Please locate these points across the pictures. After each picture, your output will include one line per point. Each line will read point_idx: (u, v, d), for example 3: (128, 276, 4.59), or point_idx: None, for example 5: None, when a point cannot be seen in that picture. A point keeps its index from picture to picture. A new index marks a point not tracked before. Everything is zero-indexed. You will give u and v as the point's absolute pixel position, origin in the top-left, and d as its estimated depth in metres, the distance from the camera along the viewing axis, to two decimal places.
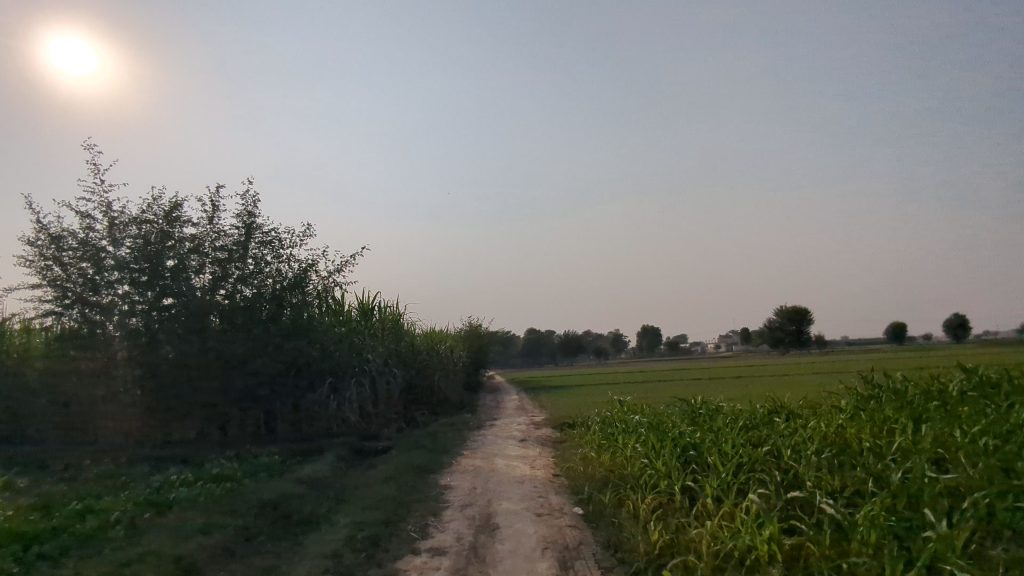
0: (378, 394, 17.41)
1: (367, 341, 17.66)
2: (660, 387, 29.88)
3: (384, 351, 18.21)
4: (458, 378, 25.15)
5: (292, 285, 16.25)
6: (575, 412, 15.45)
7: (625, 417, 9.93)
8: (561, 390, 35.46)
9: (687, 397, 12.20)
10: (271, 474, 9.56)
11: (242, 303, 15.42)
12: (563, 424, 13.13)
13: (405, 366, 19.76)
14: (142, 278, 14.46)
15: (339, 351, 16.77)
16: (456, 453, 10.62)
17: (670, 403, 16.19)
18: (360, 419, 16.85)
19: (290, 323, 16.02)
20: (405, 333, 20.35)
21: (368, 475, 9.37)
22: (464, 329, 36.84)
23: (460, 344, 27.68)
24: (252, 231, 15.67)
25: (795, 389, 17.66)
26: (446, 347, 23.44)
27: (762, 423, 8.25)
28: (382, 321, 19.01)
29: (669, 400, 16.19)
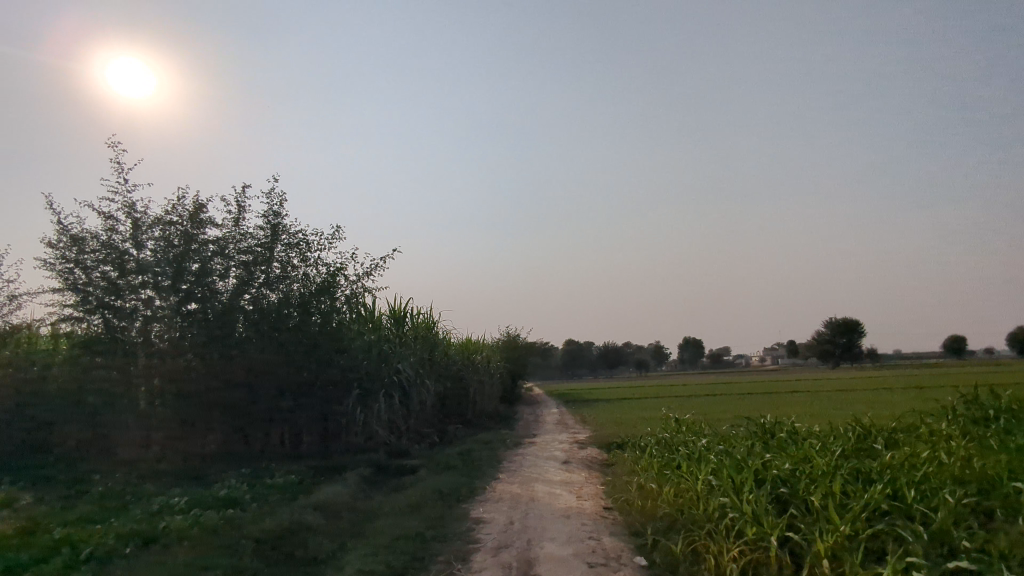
0: (410, 407, 16.35)
1: (399, 350, 16.65)
2: (709, 403, 28.24)
3: (417, 361, 17.19)
4: (495, 389, 24.01)
5: (320, 290, 15.39)
6: (622, 430, 14.10)
7: (686, 440, 8.58)
8: (603, 403, 34.06)
9: (754, 417, 10.73)
10: (283, 499, 8.53)
11: (268, 309, 14.62)
12: (611, 445, 11.80)
13: (439, 378, 18.67)
14: (165, 283, 13.73)
15: (369, 361, 15.80)
16: (490, 476, 9.43)
17: (727, 419, 14.70)
18: (391, 434, 15.83)
19: (317, 331, 15.13)
20: (439, 342, 19.31)
21: (390, 503, 8.24)
22: (501, 339, 35.81)
23: (497, 354, 26.57)
24: (278, 233, 14.86)
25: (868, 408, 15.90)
26: (482, 357, 22.33)
27: (859, 450, 6.85)
28: (415, 329, 18.01)
29: (727, 418, 14.69)
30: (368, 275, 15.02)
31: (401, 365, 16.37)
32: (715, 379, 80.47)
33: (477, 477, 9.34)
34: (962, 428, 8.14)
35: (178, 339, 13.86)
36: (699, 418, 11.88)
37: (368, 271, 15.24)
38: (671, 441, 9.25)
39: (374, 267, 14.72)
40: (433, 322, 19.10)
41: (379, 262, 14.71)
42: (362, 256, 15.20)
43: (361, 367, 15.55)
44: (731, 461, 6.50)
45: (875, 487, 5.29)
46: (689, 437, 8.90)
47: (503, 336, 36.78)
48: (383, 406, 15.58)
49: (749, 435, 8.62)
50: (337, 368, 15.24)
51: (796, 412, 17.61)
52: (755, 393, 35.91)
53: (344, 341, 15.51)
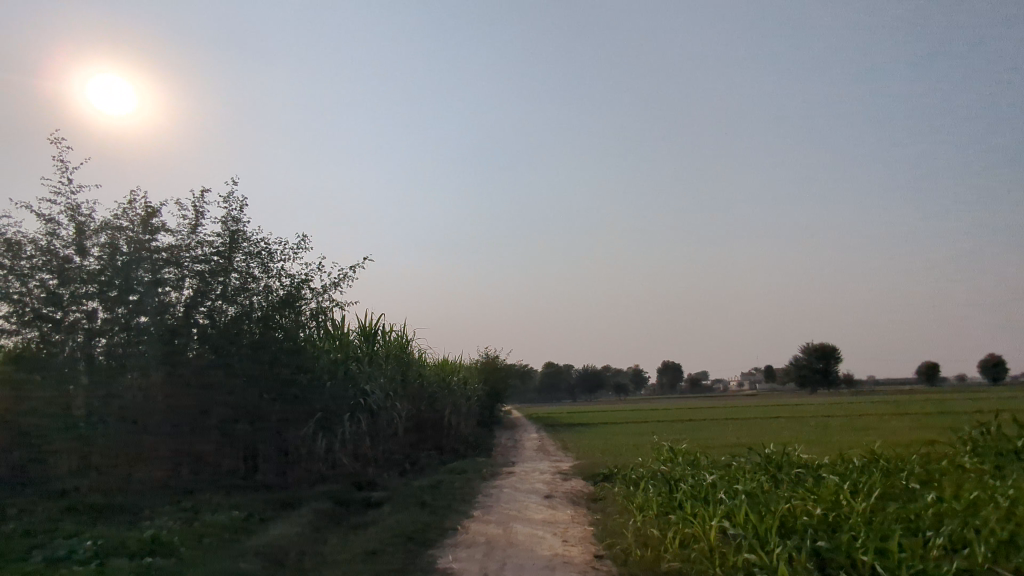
0: (379, 432, 15.15)
1: (368, 370, 15.51)
2: (693, 430, 27.31)
3: (388, 382, 16.04)
4: (471, 413, 22.86)
5: (284, 303, 14.24)
6: (607, 459, 13.10)
7: (685, 475, 7.61)
8: (583, 428, 33.03)
9: (755, 447, 9.83)
10: (219, 542, 7.32)
11: (226, 324, 13.41)
12: (596, 476, 10.77)
13: (411, 400, 17.52)
14: (111, 294, 12.46)
15: (335, 380, 14.61)
16: (462, 514, 8.33)
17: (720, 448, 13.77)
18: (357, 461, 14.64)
19: (279, 348, 13.95)
20: (413, 362, 18.18)
21: (344, 548, 7.08)
22: (480, 362, 34.70)
23: (475, 376, 25.44)
24: (238, 241, 13.71)
25: (866, 439, 15.09)
26: (458, 379, 21.21)
27: (890, 489, 6.02)
28: (386, 348, 16.88)
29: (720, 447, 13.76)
30: (334, 283, 14.03)
31: (371, 385, 15.20)
32: (695, 403, 79.74)
33: (447, 515, 8.21)
34: (990, 465, 7.36)
35: (124, 355, 12.60)
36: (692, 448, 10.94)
37: (332, 278, 14.28)
38: (669, 475, 8.31)
39: (339, 272, 13.71)
40: (406, 341, 17.99)
41: (346, 270, 13.74)
42: (323, 259, 14.27)
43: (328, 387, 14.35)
44: (750, 503, 5.63)
45: (933, 542, 4.53)
46: (690, 471, 7.97)
47: (481, 358, 35.58)
48: (350, 430, 14.36)
49: (754, 470, 7.72)
50: (301, 389, 14.02)
51: (787, 441, 16.71)
52: (739, 419, 35.00)
53: (308, 359, 14.33)
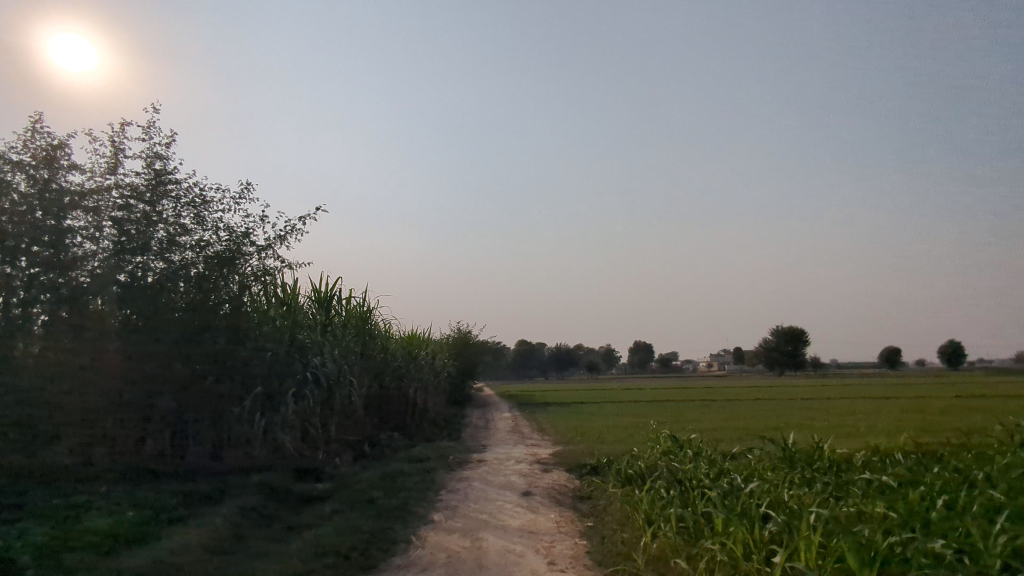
0: (334, 410, 13.34)
1: (322, 341, 13.64)
2: (673, 412, 26.12)
3: (345, 355, 14.17)
4: (440, 391, 21.23)
5: (222, 261, 12.13)
6: (593, 447, 11.57)
7: (711, 479, 6.08)
8: (557, 408, 31.77)
9: (773, 439, 8.36)
10: (92, 560, 5.49)
11: (152, 283, 11.24)
12: (583, 467, 9.20)
13: (372, 376, 15.69)
14: (5, 244, 10.01)
15: (282, 351, 12.68)
16: (419, 520, 6.62)
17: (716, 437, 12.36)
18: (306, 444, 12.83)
19: (215, 313, 11.90)
20: (375, 334, 16.35)
21: (255, 570, 5.28)
22: (452, 337, 33.09)
23: (446, 351, 23.75)
24: (166, 185, 11.55)
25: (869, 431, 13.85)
26: (427, 355, 19.49)
27: (980, 508, 4.81)
28: (344, 317, 15.00)
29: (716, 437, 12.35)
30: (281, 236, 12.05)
31: (325, 359, 13.35)
32: (669, 384, 79.32)
33: (400, 521, 6.49)
34: None
35: (25, 320, 10.17)
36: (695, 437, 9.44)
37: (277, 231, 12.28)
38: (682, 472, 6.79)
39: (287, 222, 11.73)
40: (367, 311, 16.09)
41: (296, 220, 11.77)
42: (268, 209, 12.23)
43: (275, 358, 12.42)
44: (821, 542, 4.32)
45: None
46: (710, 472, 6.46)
47: (452, 335, 33.65)
48: (299, 408, 12.51)
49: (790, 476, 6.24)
50: (242, 361, 12.04)
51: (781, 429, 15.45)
52: (720, 403, 34.02)
53: (250, 326, 12.33)
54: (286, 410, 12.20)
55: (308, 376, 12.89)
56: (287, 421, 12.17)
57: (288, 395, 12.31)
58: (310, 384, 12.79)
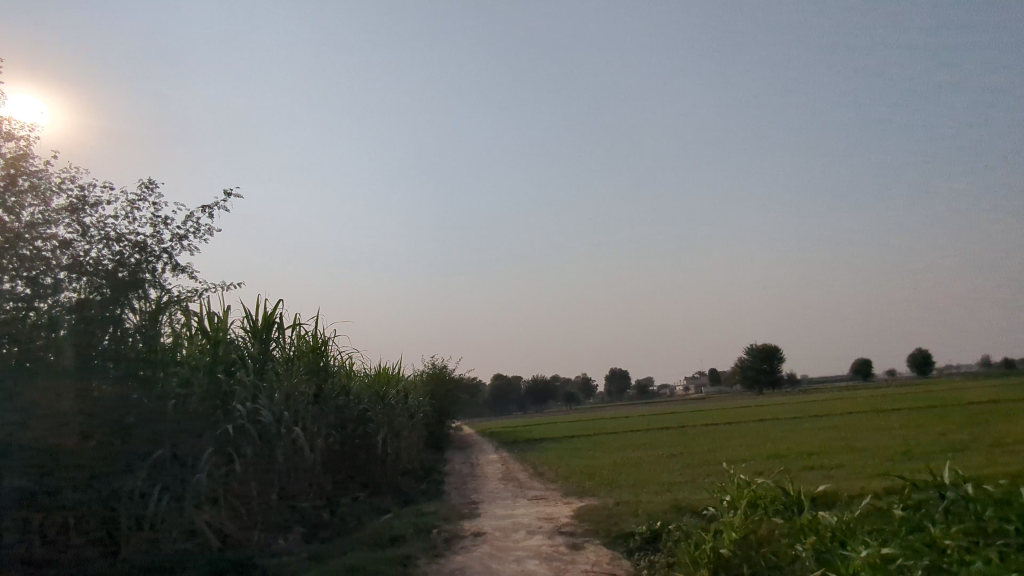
0: (274, 473, 9.88)
1: (257, 383, 10.43)
2: (679, 440, 23.56)
3: (288, 399, 10.99)
4: (415, 436, 18.17)
5: (115, 279, 8.88)
6: (628, 501, 8.73)
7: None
8: (546, 444, 28.91)
9: (938, 487, 6.47)
10: None
11: (12, 315, 7.87)
12: (633, 537, 6.51)
13: (324, 424, 12.47)
14: None
15: (204, 395, 9.36)
16: None
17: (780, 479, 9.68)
18: (239, 522, 9.16)
19: (105, 350, 8.48)
20: (331, 373, 13.27)
21: None
22: (427, 372, 30.28)
23: (420, 389, 20.77)
24: (29, 183, 8.52)
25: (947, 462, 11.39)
26: (397, 394, 16.47)
27: None
28: (286, 352, 11.85)
29: (779, 478, 9.68)
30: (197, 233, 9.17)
31: (258, 406, 9.98)
32: (654, 411, 76.63)
33: None
34: None
35: None
36: (786, 487, 6.76)
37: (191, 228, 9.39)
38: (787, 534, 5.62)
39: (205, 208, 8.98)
40: (315, 344, 12.95)
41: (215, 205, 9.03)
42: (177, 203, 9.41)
43: (188, 406, 9.03)
44: None
45: None
46: (841, 543, 5.21)
47: (425, 371, 30.54)
48: (225, 475, 9.07)
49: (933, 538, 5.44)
50: (137, 414, 8.48)
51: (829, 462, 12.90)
52: (721, 428, 31.41)
53: (159, 366, 9.05)
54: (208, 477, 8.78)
55: (236, 428, 9.47)
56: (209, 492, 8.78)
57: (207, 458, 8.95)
58: (241, 439, 9.43)
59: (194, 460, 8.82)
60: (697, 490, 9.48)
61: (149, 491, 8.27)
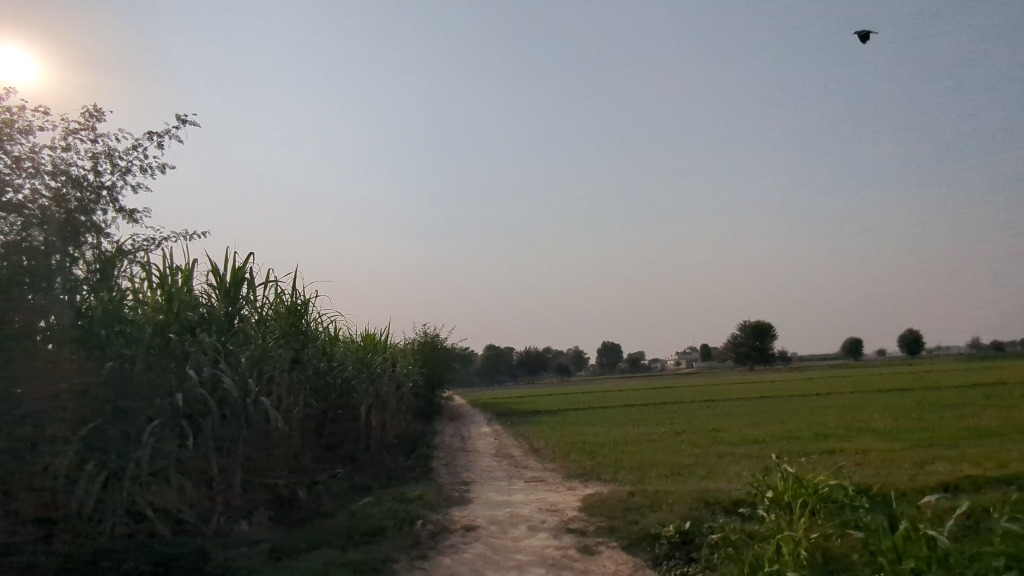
0: (238, 448, 8.38)
1: (220, 342, 9.05)
2: (678, 417, 22.68)
3: (258, 362, 9.65)
4: (403, 407, 17.14)
5: (57, 222, 7.60)
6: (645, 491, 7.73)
7: None
8: (539, 417, 28.07)
9: None
10: None
11: None
12: (659, 540, 5.62)
13: (298, 393, 11.14)
14: None
15: (156, 357, 7.61)
16: None
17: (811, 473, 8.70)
18: (195, 508, 7.61)
19: (48, 300, 7.12)
20: (310, 337, 12.04)
21: None
22: (418, 342, 29.29)
23: (409, 359, 19.70)
24: None
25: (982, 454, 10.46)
26: (384, 362, 15.32)
27: None
28: (258, 308, 10.50)
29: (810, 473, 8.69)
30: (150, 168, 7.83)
31: (222, 372, 8.27)
32: (646, 384, 76.36)
33: None
34: None
35: None
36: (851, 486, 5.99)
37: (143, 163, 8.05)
38: (871, 554, 5.31)
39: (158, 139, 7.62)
40: (291, 306, 11.59)
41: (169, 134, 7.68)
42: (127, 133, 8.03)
43: (132, 369, 7.33)
44: None
45: None
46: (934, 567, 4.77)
47: (417, 340, 29.50)
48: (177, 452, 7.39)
49: None
50: (75, 377, 6.94)
51: (852, 449, 11.91)
52: (718, 403, 30.67)
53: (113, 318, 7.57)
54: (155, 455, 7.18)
55: (190, 397, 7.71)
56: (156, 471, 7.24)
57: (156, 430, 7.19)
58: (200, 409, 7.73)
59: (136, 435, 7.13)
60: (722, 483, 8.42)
61: (82, 471, 6.75)
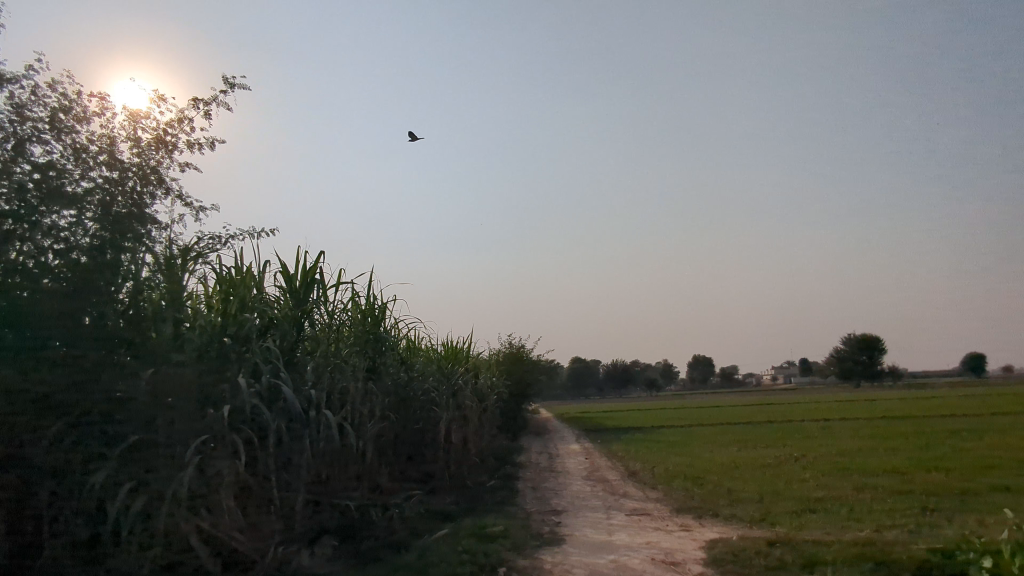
0: (299, 467, 7.45)
1: (284, 349, 8.23)
2: (789, 438, 20.43)
3: (325, 371, 8.79)
4: (487, 421, 16.09)
5: (128, 218, 6.83)
6: (787, 538, 6.23)
7: None
8: (630, 434, 26.40)
9: None
10: None
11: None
12: None
13: (373, 406, 10.25)
14: None
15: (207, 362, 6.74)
16: None
17: (997, 531, 6.88)
18: (249, 534, 6.70)
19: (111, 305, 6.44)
20: (388, 344, 11.17)
21: None
22: (502, 353, 28.43)
23: (493, 370, 18.71)
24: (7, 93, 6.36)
25: None
26: (467, 372, 14.33)
27: None
28: (329, 312, 9.68)
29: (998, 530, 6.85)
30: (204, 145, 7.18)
31: (279, 382, 7.39)
32: (742, 401, 72.09)
33: None
34: None
35: None
36: None
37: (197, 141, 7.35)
38: None
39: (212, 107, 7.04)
40: (367, 311, 10.74)
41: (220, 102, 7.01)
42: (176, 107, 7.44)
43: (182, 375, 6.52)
44: None
45: None
46: None
47: (502, 351, 28.67)
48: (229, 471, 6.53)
49: None
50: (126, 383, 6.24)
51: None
52: (832, 424, 27.68)
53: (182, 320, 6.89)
54: (204, 474, 6.30)
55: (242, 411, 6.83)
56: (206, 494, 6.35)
57: (204, 445, 6.37)
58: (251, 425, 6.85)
59: (181, 453, 6.23)
60: (888, 534, 6.68)
61: (123, 490, 5.95)
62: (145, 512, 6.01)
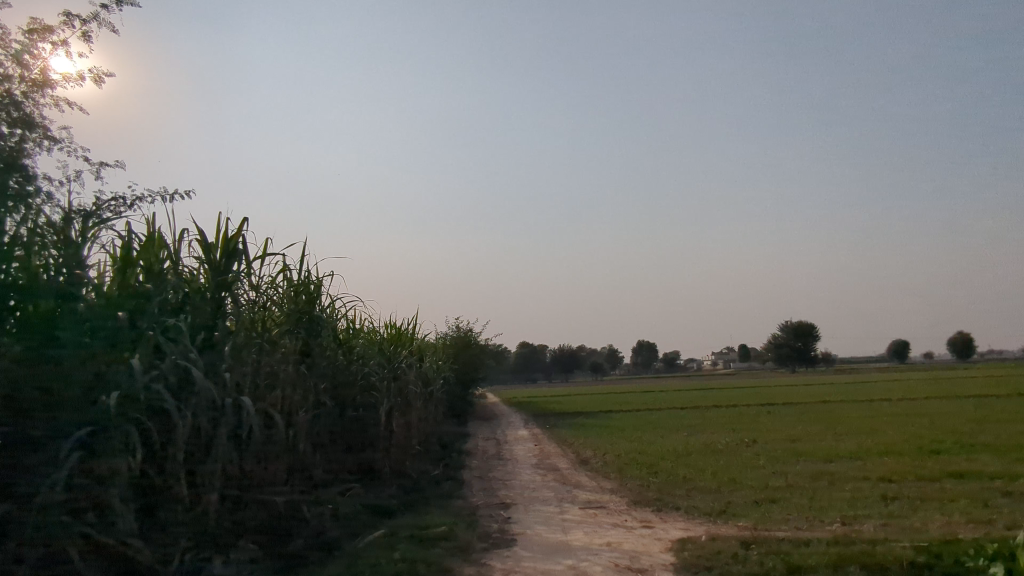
0: (213, 460, 6.45)
1: (200, 326, 7.16)
2: (736, 423, 20.44)
3: (249, 352, 7.76)
4: (432, 408, 15.29)
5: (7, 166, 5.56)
6: (765, 538, 5.74)
7: None
8: (578, 419, 26.08)
9: None
10: None
11: None
12: None
13: (306, 392, 9.27)
14: None
15: (99, 341, 5.62)
16: None
17: (972, 524, 6.60)
18: (149, 539, 5.71)
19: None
20: (325, 325, 10.16)
21: None
22: (449, 336, 27.59)
23: (439, 355, 17.88)
24: None
25: None
26: (411, 357, 13.45)
27: None
28: (256, 286, 8.60)
29: (973, 524, 6.58)
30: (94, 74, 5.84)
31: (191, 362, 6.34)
32: (685, 385, 73.54)
33: None
34: None
35: None
36: None
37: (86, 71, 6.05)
38: None
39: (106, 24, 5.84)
40: (303, 287, 9.70)
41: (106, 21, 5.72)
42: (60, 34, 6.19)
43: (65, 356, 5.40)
44: None
45: None
46: None
47: (448, 334, 27.83)
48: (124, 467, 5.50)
49: None
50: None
51: (982, 477, 9.63)
52: (774, 408, 28.12)
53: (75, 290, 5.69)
54: (89, 470, 5.29)
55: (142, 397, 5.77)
56: (89, 498, 5.30)
57: (91, 437, 5.33)
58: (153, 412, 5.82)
59: (55, 450, 5.13)
60: (861, 529, 6.26)
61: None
62: (7, 522, 4.93)
